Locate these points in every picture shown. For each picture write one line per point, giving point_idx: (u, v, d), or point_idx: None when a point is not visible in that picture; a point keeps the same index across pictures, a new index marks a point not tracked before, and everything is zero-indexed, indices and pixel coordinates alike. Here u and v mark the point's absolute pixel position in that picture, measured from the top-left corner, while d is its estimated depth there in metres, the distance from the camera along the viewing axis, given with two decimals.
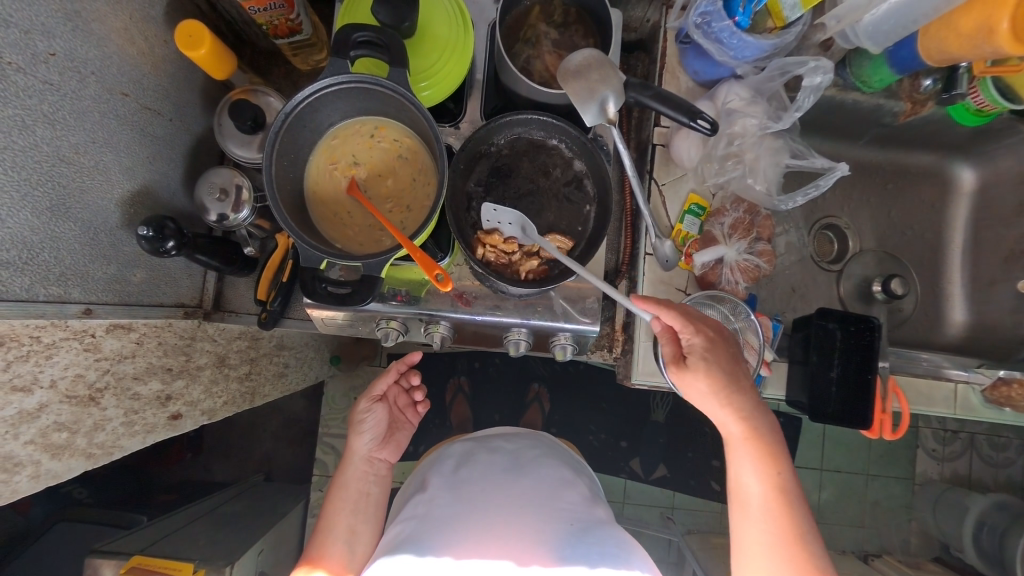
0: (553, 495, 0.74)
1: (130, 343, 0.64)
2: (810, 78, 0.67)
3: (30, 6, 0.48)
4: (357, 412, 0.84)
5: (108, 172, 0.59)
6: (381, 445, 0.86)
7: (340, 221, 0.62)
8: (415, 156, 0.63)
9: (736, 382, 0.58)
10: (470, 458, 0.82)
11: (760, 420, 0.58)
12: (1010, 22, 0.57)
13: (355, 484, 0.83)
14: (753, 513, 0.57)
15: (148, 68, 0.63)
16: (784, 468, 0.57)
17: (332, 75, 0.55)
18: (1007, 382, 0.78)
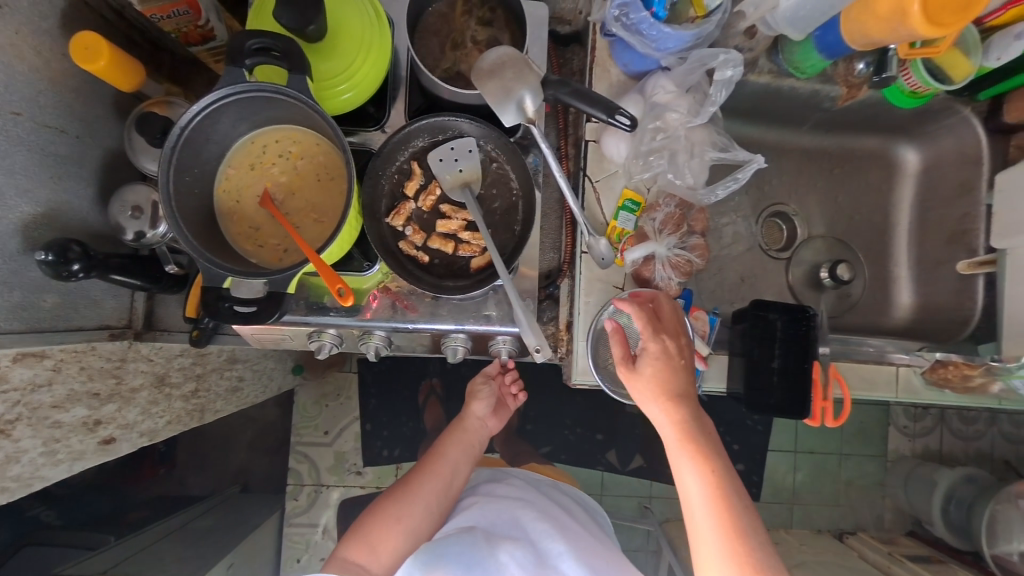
0: (584, 527, 0.89)
1: (46, 371, 0.62)
2: (721, 71, 0.66)
3: None
4: (475, 382, 0.97)
5: (2, 195, 0.56)
6: (491, 416, 0.97)
7: (338, 168, 0.61)
8: (251, 248, 0.60)
9: (683, 394, 0.61)
10: (506, 478, 0.95)
11: (697, 425, 0.60)
12: (920, 4, 0.56)
13: (467, 433, 0.93)
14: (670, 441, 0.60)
15: (44, 85, 0.60)
16: (726, 476, 0.59)
17: (228, 84, 0.53)
18: (945, 364, 0.77)
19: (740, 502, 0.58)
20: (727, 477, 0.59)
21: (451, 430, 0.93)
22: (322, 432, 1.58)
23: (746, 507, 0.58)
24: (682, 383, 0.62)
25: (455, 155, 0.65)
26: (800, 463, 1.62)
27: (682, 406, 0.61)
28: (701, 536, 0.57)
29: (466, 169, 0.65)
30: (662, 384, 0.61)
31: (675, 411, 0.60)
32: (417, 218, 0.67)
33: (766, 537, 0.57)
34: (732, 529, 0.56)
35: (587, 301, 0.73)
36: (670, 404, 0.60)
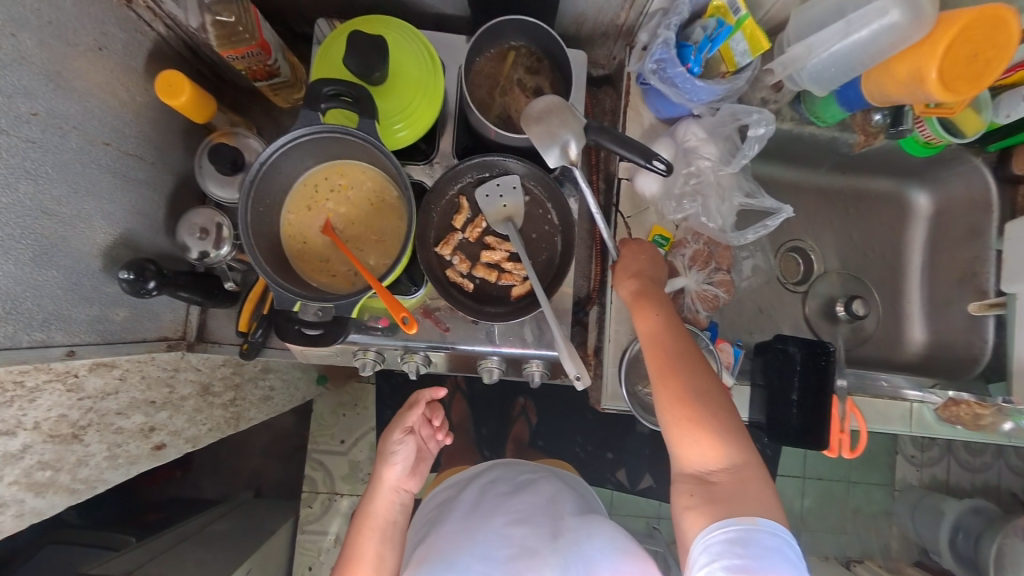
0: (552, 498, 0.87)
1: (113, 380, 0.66)
2: (754, 129, 0.72)
3: (13, 72, 0.49)
4: (389, 442, 0.88)
5: (90, 219, 0.60)
6: (410, 476, 0.88)
7: (390, 193, 0.66)
8: (329, 279, 0.65)
9: (654, 297, 0.65)
10: (468, 486, 0.94)
11: (664, 320, 0.63)
12: (938, 71, 0.60)
13: (381, 512, 0.84)
14: (651, 342, 0.62)
15: (130, 117, 0.65)
16: (694, 368, 0.59)
17: (300, 127, 0.58)
18: (957, 402, 0.80)
19: (709, 392, 0.58)
20: (694, 370, 0.59)
21: (359, 517, 0.84)
22: (338, 441, 1.61)
23: (716, 400, 0.58)
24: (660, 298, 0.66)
25: (500, 191, 0.70)
26: (807, 488, 1.63)
27: (653, 308, 0.64)
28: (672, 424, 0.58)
29: (511, 204, 0.70)
30: (635, 290, 0.67)
31: (646, 313, 0.64)
32: (461, 248, 0.72)
33: (735, 427, 0.57)
34: (699, 413, 0.56)
35: (616, 328, 0.78)
36: (640, 304, 0.65)
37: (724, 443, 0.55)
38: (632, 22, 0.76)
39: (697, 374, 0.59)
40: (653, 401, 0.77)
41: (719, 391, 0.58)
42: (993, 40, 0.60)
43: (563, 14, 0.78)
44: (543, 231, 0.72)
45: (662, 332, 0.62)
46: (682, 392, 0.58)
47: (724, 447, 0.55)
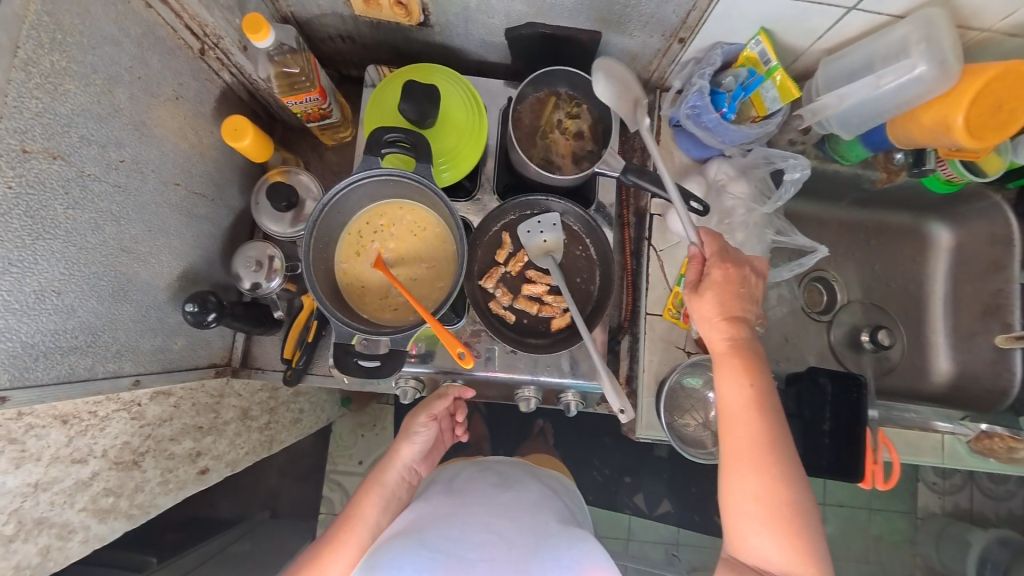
0: (538, 502, 0.86)
1: (169, 407, 0.69)
2: (790, 173, 0.77)
3: (108, 125, 0.53)
4: (414, 424, 0.85)
5: (159, 255, 0.64)
6: (422, 459, 0.89)
7: (428, 220, 0.69)
8: (392, 317, 0.67)
9: (756, 363, 0.59)
10: (463, 477, 0.92)
11: (762, 393, 0.58)
12: (964, 118, 0.63)
13: (392, 487, 0.83)
14: (735, 421, 0.57)
15: (197, 158, 0.69)
16: (788, 459, 0.55)
17: (352, 175, 0.62)
18: (989, 435, 0.82)
19: (800, 490, 0.54)
20: (788, 464, 0.55)
21: (367, 483, 0.81)
22: (356, 462, 1.62)
23: (803, 497, 0.55)
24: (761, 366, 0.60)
25: (541, 228, 0.73)
26: (828, 515, 1.61)
27: (754, 376, 0.58)
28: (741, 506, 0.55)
29: (552, 240, 0.73)
30: (731, 347, 0.60)
31: (744, 380, 0.58)
32: (503, 281, 0.75)
33: (817, 530, 0.54)
34: (784, 511, 0.53)
35: (651, 359, 0.80)
36: (741, 370, 0.58)
37: (794, 552, 0.53)
38: (663, 69, 0.82)
39: (782, 476, 0.55)
40: (688, 432, 0.79)
41: (802, 500, 0.54)
42: (1015, 92, 0.63)
43: None
44: (580, 263, 0.75)
45: (749, 415, 0.57)
46: (757, 489, 0.54)
47: (793, 553, 0.53)
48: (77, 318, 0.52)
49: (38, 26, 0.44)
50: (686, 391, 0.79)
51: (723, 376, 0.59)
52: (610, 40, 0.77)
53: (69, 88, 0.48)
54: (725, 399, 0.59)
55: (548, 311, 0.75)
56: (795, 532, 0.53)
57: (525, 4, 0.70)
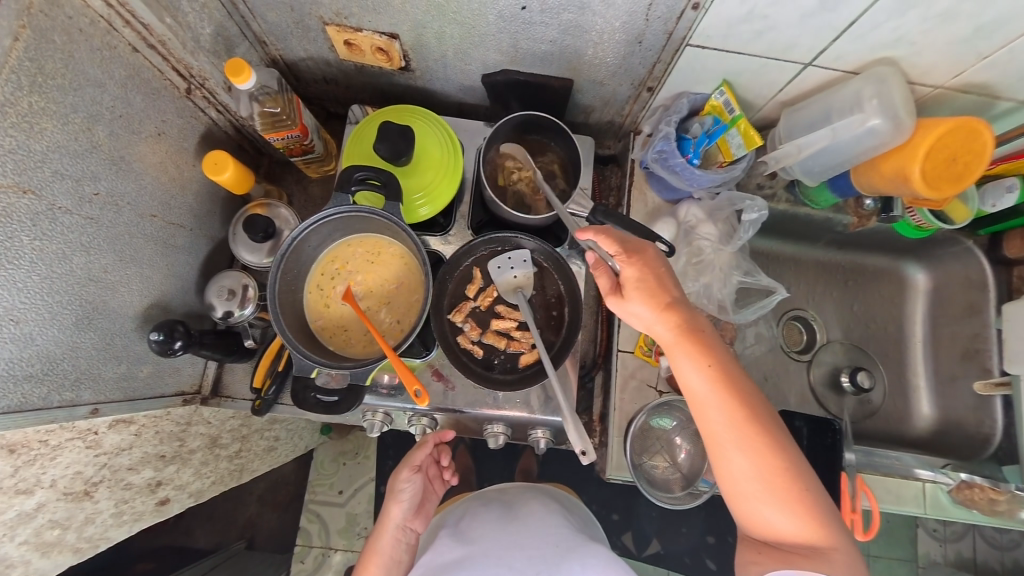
0: (545, 525, 0.88)
1: (129, 436, 0.68)
2: (749, 214, 0.79)
3: (83, 160, 0.56)
4: (397, 480, 0.89)
5: (129, 284, 0.65)
6: (414, 515, 0.92)
7: (380, 244, 0.71)
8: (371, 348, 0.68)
9: (701, 335, 0.57)
10: (472, 516, 0.94)
11: (717, 365, 0.56)
12: (920, 170, 0.66)
13: (388, 550, 0.87)
14: (705, 405, 0.56)
15: (177, 190, 0.72)
16: (765, 424, 0.54)
17: (309, 218, 0.64)
18: (970, 485, 0.78)
19: (785, 449, 0.53)
20: (767, 428, 0.54)
21: (365, 552, 0.86)
22: (336, 492, 1.57)
23: (791, 452, 0.54)
24: (707, 335, 0.58)
25: (511, 263, 0.74)
26: None
27: (705, 348, 0.57)
28: (741, 483, 0.54)
29: (520, 275, 0.74)
30: (673, 324, 0.58)
31: (698, 357, 0.56)
32: (472, 315, 0.75)
33: (815, 476, 0.53)
34: (779, 476, 0.53)
35: (622, 398, 0.78)
36: (689, 349, 0.57)
37: (805, 519, 0.52)
38: (635, 115, 0.87)
39: (767, 446, 0.53)
40: (658, 474, 0.78)
41: (791, 455, 0.53)
42: (969, 147, 0.65)
43: (573, 105, 0.87)
44: (548, 297, 0.76)
45: (717, 395, 0.55)
46: (752, 469, 0.53)
47: (803, 515, 0.52)
48: (35, 347, 0.53)
49: (19, 71, 0.47)
50: (655, 432, 0.78)
51: (678, 362, 0.58)
52: (581, 86, 0.82)
53: (45, 127, 0.51)
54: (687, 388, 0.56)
55: (515, 346, 0.75)
56: (798, 494, 0.52)
57: (499, 53, 0.76)
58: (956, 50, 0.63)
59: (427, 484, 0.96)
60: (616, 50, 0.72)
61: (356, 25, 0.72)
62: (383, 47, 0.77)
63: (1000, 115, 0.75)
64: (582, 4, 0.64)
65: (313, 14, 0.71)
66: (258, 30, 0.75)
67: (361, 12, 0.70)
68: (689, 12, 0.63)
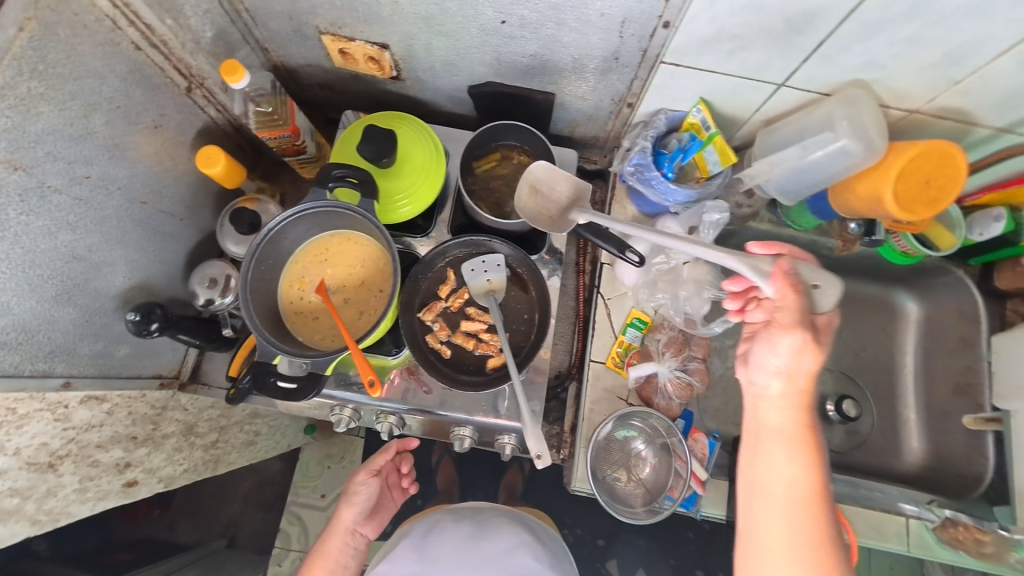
0: (511, 552, 0.87)
1: (101, 413, 0.70)
2: (709, 215, 0.77)
3: (78, 145, 0.60)
4: (353, 483, 0.90)
5: (113, 265, 0.69)
6: (366, 521, 0.91)
7: (324, 243, 0.73)
8: (358, 328, 0.71)
9: (810, 436, 0.51)
10: (437, 529, 0.94)
11: (816, 476, 0.50)
12: (892, 195, 0.66)
13: (334, 553, 0.85)
14: (780, 504, 0.50)
15: (170, 181, 0.77)
16: (841, 562, 0.47)
17: (259, 234, 0.65)
18: (956, 523, 0.73)
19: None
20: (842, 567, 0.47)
21: (312, 555, 0.85)
22: (318, 495, 1.54)
23: None
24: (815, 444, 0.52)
25: (484, 266, 0.75)
26: None
27: (809, 454, 0.50)
28: None
29: (492, 279, 0.75)
30: (791, 412, 0.52)
31: (798, 456, 0.50)
32: (441, 315, 0.75)
33: None
34: None
35: (590, 408, 0.77)
36: (792, 443, 0.51)
37: None
38: (618, 130, 0.89)
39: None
40: (620, 487, 0.76)
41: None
42: (943, 172, 0.65)
43: (558, 119, 0.90)
44: (518, 299, 0.77)
45: (801, 499, 0.49)
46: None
47: None
48: (12, 316, 0.56)
49: (21, 58, 0.51)
50: (620, 444, 0.76)
51: (763, 445, 0.53)
52: (565, 101, 0.85)
53: (43, 111, 0.55)
54: (774, 474, 0.51)
55: (483, 348, 0.75)
56: None
57: (485, 66, 0.80)
58: (924, 75, 0.64)
59: (383, 492, 0.98)
60: (595, 66, 0.75)
61: (350, 34, 0.77)
62: (374, 56, 0.81)
63: (979, 143, 0.74)
64: (558, 20, 0.67)
65: (310, 24, 0.76)
66: (260, 37, 0.80)
67: (354, 23, 0.74)
68: (660, 30, 0.65)
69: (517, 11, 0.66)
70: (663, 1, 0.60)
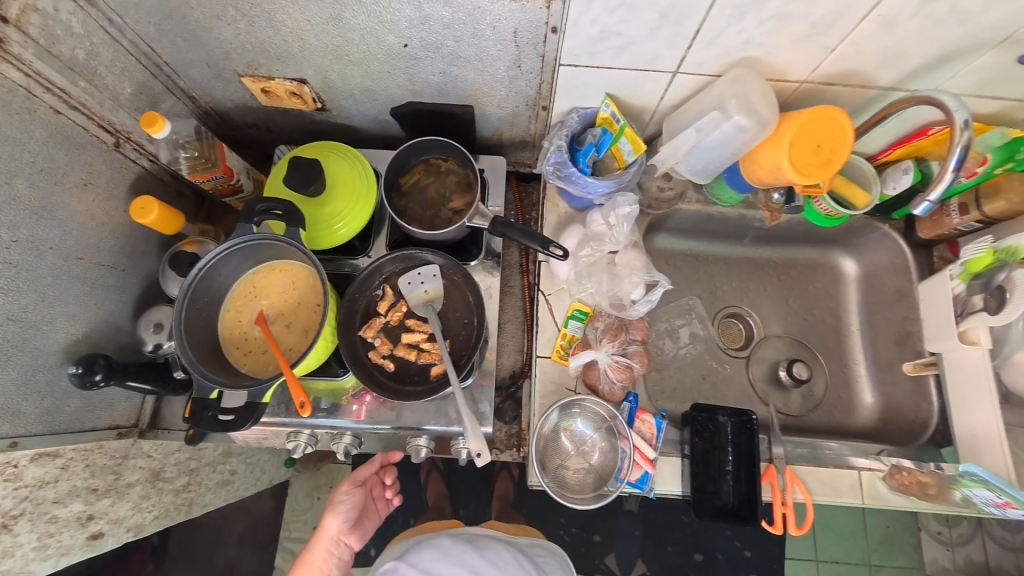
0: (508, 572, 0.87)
1: (55, 469, 0.71)
2: (621, 208, 0.80)
3: (2, 211, 0.62)
4: (337, 492, 0.94)
5: (53, 322, 0.70)
6: (351, 530, 0.94)
7: (250, 282, 0.75)
8: (289, 348, 0.73)
9: None
10: (433, 543, 0.95)
11: None
12: (788, 162, 0.71)
13: (318, 563, 0.89)
14: None
15: (107, 234, 0.79)
16: None
17: (182, 288, 0.67)
18: (902, 469, 0.76)
19: None
20: None
21: (300, 562, 0.90)
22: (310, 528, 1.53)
23: None
24: None
25: (421, 278, 0.77)
26: None
27: None
28: None
29: (429, 288, 0.77)
30: None
31: None
32: (383, 330, 0.78)
33: None
34: None
35: (541, 403, 0.80)
36: None
37: None
38: (542, 132, 0.92)
39: None
40: (572, 478, 0.77)
41: None
42: (832, 136, 0.71)
43: (483, 129, 0.93)
44: (455, 305, 0.79)
45: None
46: None
47: None
48: None
49: None
50: (568, 432, 0.78)
51: None
52: (485, 111, 0.88)
53: None
54: None
55: (426, 356, 0.77)
56: None
57: (401, 88, 0.83)
58: (801, 48, 0.68)
59: (369, 504, 0.99)
60: (503, 76, 0.78)
61: (267, 74, 0.80)
62: (295, 91, 0.84)
63: (867, 104, 0.79)
64: (456, 38, 0.70)
65: (228, 68, 0.79)
66: (185, 86, 0.83)
67: (267, 63, 0.77)
68: (551, 36, 0.68)
69: (416, 34, 0.70)
70: (545, 9, 0.63)
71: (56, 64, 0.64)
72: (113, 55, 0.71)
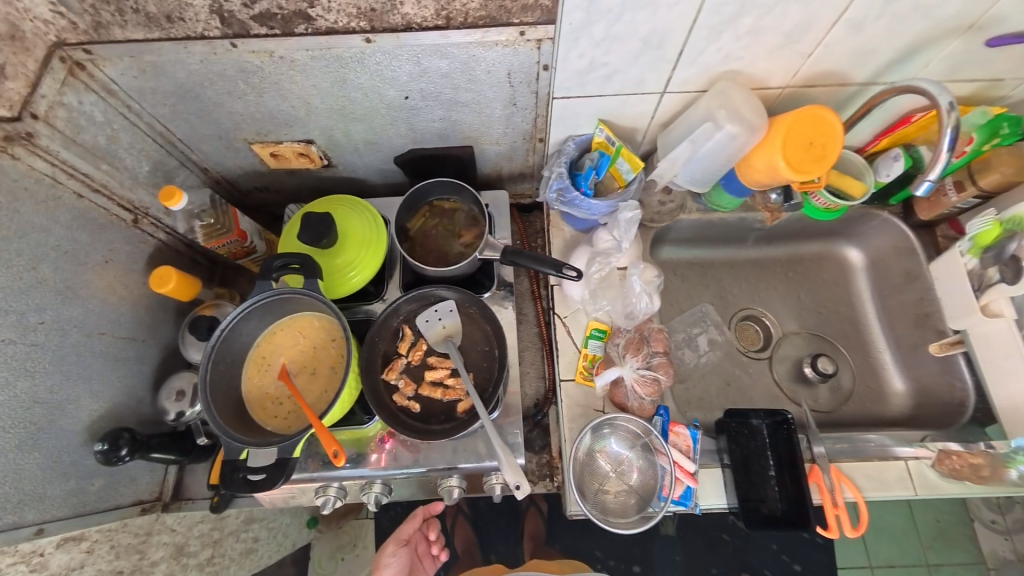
0: None
1: (80, 553, 0.69)
2: (624, 213, 0.81)
3: (29, 295, 0.63)
4: (382, 555, 0.92)
5: (78, 400, 0.70)
6: None
7: (261, 352, 0.74)
8: (315, 398, 0.72)
9: None
10: None
11: None
12: (783, 163, 0.74)
13: None
14: None
15: (127, 307, 0.79)
16: None
17: (201, 370, 0.66)
18: (951, 453, 0.74)
19: None
20: None
21: None
22: None
23: None
24: None
25: (438, 315, 0.78)
26: None
27: None
28: None
29: (447, 324, 0.78)
30: None
31: None
32: (405, 371, 0.77)
33: None
34: None
35: (571, 428, 0.78)
36: None
37: None
38: (539, 162, 0.96)
39: None
40: (613, 503, 0.74)
41: None
42: (819, 132, 0.74)
43: (482, 166, 0.97)
44: (474, 337, 0.79)
45: None
46: None
47: None
48: None
49: None
50: (601, 454, 0.76)
51: None
52: (483, 149, 0.91)
53: None
54: None
55: (451, 392, 0.76)
56: None
57: (402, 137, 0.86)
58: (778, 57, 0.72)
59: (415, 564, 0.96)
60: (499, 115, 0.82)
61: (276, 139, 0.84)
62: (303, 151, 0.87)
63: (847, 99, 0.83)
64: (454, 86, 0.74)
65: (238, 138, 0.83)
66: (197, 158, 0.87)
67: (276, 128, 0.81)
68: (543, 73, 0.72)
69: (416, 86, 0.73)
70: (535, 50, 0.68)
71: (79, 150, 0.67)
72: (130, 138, 0.75)
